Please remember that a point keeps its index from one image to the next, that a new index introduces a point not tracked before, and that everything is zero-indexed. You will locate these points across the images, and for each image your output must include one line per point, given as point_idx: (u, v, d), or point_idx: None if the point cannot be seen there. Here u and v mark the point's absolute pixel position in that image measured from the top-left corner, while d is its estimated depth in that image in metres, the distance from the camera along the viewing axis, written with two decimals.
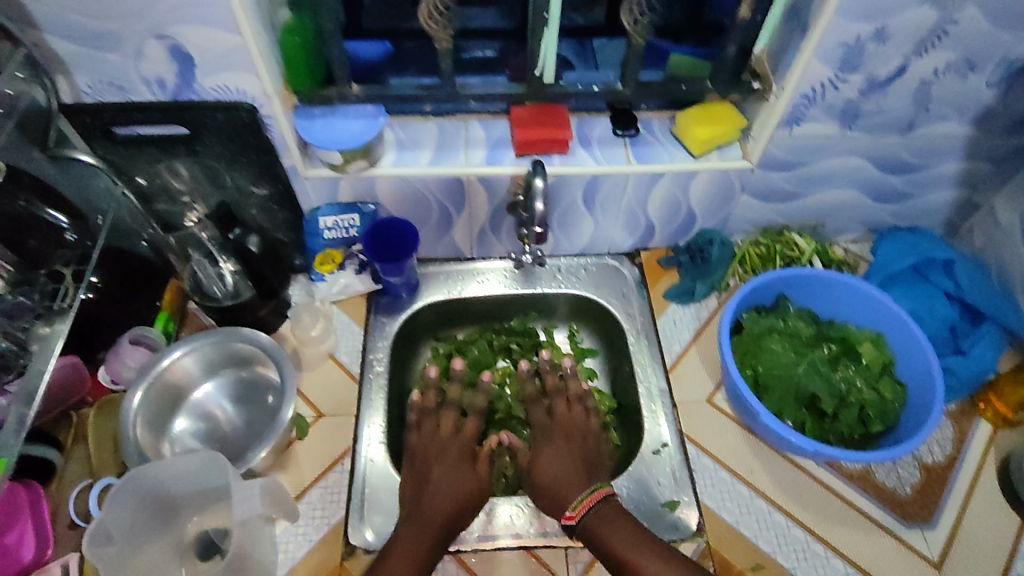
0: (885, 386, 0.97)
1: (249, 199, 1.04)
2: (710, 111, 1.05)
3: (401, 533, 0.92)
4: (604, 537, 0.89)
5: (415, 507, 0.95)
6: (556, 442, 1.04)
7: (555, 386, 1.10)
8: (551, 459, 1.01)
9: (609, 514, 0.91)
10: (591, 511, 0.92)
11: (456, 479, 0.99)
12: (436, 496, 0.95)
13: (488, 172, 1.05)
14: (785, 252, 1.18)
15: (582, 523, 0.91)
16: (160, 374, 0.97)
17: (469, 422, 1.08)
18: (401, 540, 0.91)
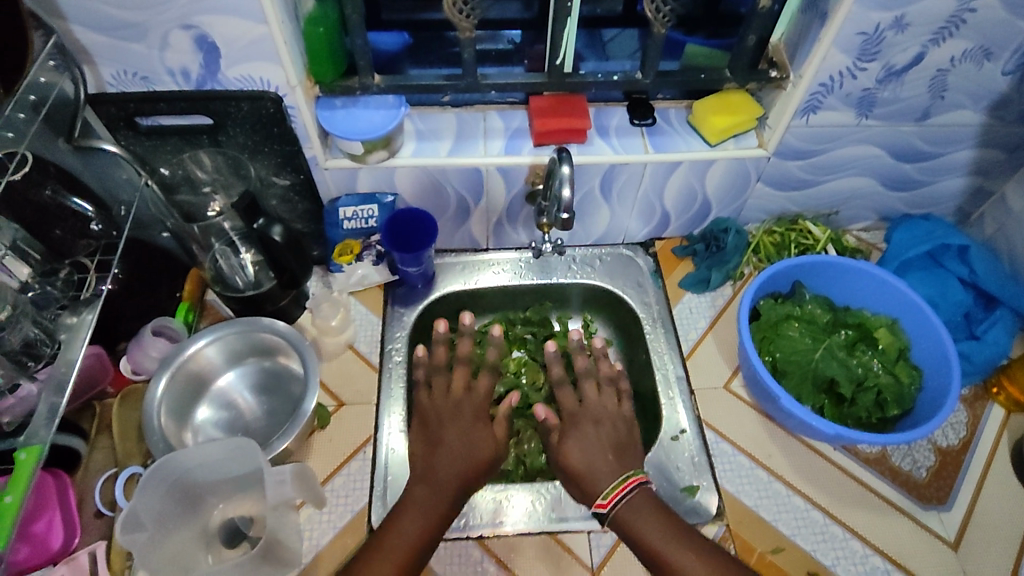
0: (900, 370, 0.99)
1: (270, 189, 1.05)
2: (726, 101, 1.06)
3: (415, 492, 0.91)
4: (638, 530, 0.87)
5: (430, 468, 0.94)
6: (586, 424, 1.01)
7: (586, 367, 1.10)
8: (578, 443, 0.98)
9: (643, 505, 0.89)
10: (625, 500, 0.89)
11: (471, 442, 0.97)
12: (451, 458, 0.95)
13: (508, 161, 1.06)
14: (800, 240, 1.20)
15: (614, 513, 0.89)
16: (183, 363, 0.97)
17: (483, 380, 1.07)
18: (413, 499, 0.90)
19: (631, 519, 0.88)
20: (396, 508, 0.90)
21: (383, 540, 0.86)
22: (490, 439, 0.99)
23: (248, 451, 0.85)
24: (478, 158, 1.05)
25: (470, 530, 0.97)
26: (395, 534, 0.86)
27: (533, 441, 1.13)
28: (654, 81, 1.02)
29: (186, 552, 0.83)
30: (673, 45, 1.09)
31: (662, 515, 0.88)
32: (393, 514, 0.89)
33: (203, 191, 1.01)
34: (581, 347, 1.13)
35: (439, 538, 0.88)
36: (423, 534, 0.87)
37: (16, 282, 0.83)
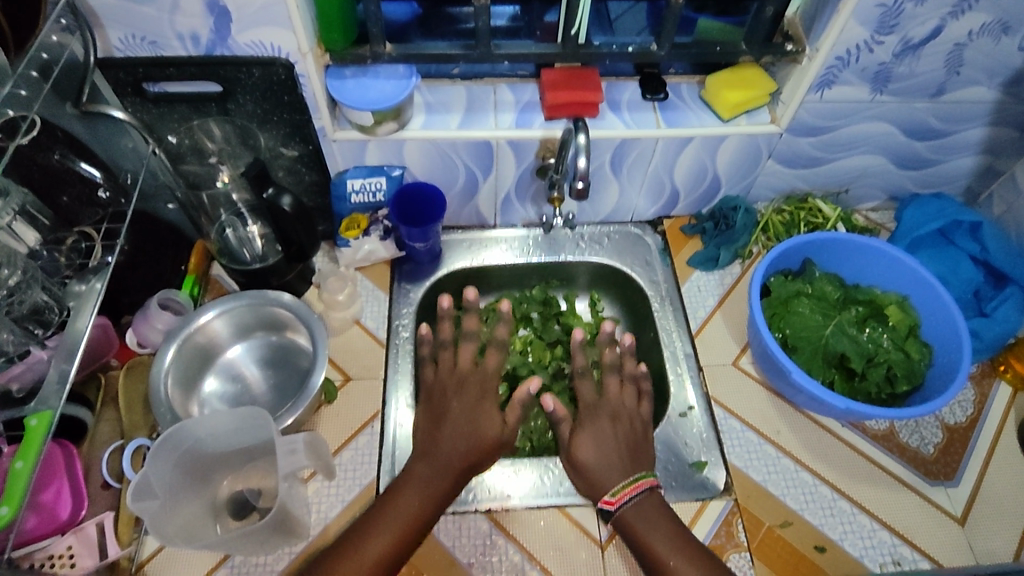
0: (910, 346, 0.99)
1: (277, 160, 1.03)
2: (740, 75, 1.05)
3: (417, 467, 0.92)
4: (642, 532, 0.87)
5: (434, 443, 0.94)
6: (603, 420, 1.00)
7: (613, 363, 1.08)
8: (592, 437, 0.97)
9: (650, 510, 0.89)
10: (631, 502, 0.89)
11: (477, 419, 0.97)
12: (456, 434, 0.95)
13: (518, 134, 1.04)
14: (809, 219, 1.19)
15: (620, 512, 0.89)
16: (191, 334, 0.96)
17: (493, 357, 1.07)
18: (415, 473, 0.91)
19: (636, 522, 0.88)
20: (398, 481, 0.90)
21: (382, 511, 0.87)
22: (498, 418, 0.99)
23: (257, 421, 0.84)
24: (488, 131, 1.04)
25: (478, 503, 0.97)
26: (394, 508, 0.87)
27: (540, 418, 1.12)
28: (669, 53, 1.00)
29: (195, 523, 0.84)
30: (686, 19, 1.08)
31: (667, 522, 0.88)
32: (394, 487, 0.90)
33: (209, 162, 0.99)
34: (607, 342, 1.12)
35: (439, 512, 0.89)
36: (422, 507, 0.88)
37: (24, 248, 0.82)
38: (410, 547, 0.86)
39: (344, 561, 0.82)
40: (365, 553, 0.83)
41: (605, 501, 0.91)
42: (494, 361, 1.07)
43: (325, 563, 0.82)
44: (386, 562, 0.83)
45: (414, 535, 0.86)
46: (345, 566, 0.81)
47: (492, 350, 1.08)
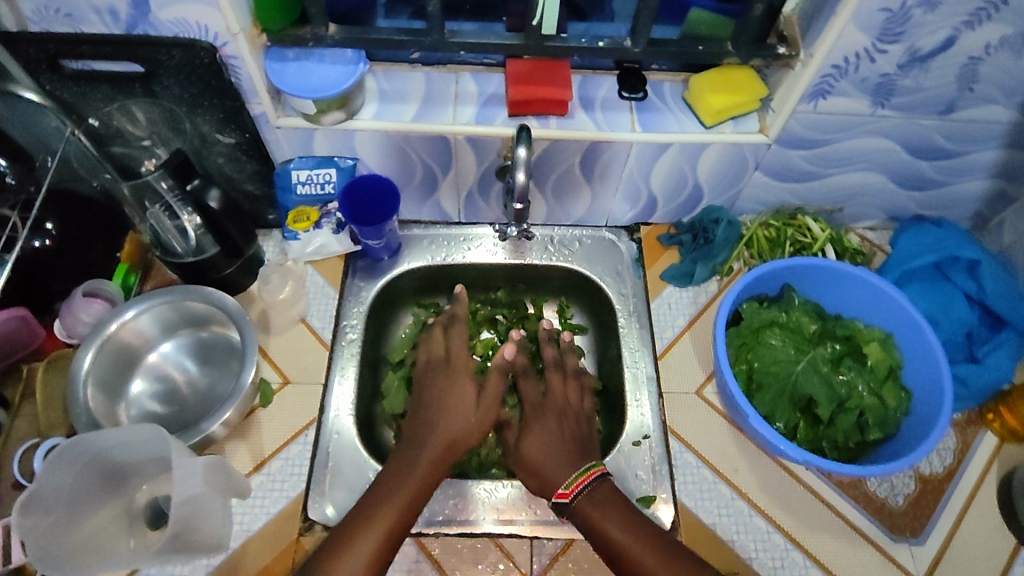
0: (886, 391, 0.91)
1: (213, 147, 0.95)
2: (726, 77, 0.95)
3: (392, 472, 0.86)
4: (600, 523, 0.83)
5: (408, 449, 0.89)
6: (551, 420, 0.96)
7: (554, 358, 1.05)
8: (542, 437, 0.94)
9: (605, 497, 0.85)
10: (585, 491, 0.86)
11: (446, 418, 0.93)
12: (427, 437, 0.90)
13: (478, 131, 0.96)
14: (797, 237, 1.10)
15: (575, 503, 0.86)
16: (117, 330, 0.91)
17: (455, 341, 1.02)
18: (391, 480, 0.85)
19: (593, 513, 0.84)
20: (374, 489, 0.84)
21: (358, 521, 0.80)
22: (467, 409, 0.95)
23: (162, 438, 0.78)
24: (445, 126, 0.95)
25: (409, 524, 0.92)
26: (372, 517, 0.81)
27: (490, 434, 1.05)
28: (646, 51, 0.89)
29: (102, 537, 0.79)
30: (674, 9, 0.96)
31: (624, 510, 0.84)
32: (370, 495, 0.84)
33: (143, 144, 0.92)
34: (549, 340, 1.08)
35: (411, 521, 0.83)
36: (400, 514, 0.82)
37: None
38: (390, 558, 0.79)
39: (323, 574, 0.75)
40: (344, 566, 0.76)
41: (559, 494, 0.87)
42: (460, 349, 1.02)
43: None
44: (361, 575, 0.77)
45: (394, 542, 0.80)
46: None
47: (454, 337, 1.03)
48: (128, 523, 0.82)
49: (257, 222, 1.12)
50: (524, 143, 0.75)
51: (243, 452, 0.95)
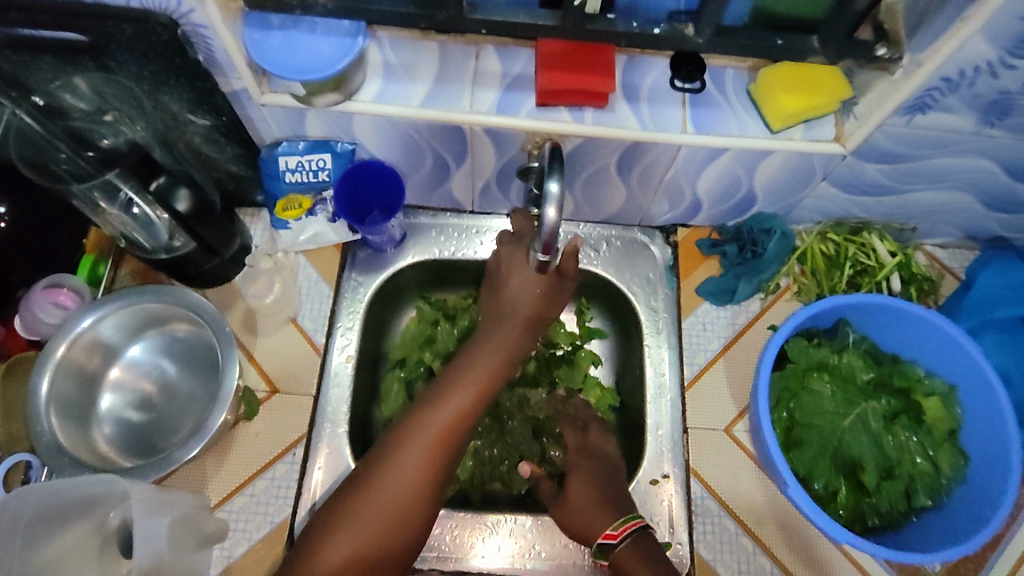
0: (942, 455, 0.80)
1: (186, 128, 0.81)
2: (804, 73, 0.78)
3: (403, 444, 0.75)
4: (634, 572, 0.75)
5: (438, 395, 0.78)
6: (592, 471, 0.86)
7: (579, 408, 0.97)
8: (581, 487, 0.84)
9: (648, 547, 0.78)
10: (632, 538, 0.77)
11: (483, 356, 0.81)
12: (448, 397, 0.78)
13: (500, 123, 0.80)
14: (859, 257, 0.97)
15: (619, 548, 0.77)
16: (75, 342, 0.82)
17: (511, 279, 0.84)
18: (419, 432, 0.76)
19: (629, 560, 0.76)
20: (399, 439, 0.76)
21: (363, 501, 0.73)
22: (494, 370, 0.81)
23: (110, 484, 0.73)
24: (461, 115, 0.80)
25: None
26: (396, 477, 0.74)
27: (496, 447, 0.97)
28: (712, 43, 0.71)
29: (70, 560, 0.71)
30: None
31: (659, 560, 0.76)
32: (395, 445, 0.75)
33: (108, 119, 0.77)
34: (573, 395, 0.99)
35: (416, 507, 0.74)
36: (426, 476, 0.75)
37: None
38: (401, 543, 0.74)
39: (343, 530, 0.72)
40: (355, 537, 0.72)
41: (604, 535, 0.79)
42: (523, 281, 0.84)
43: (322, 525, 0.73)
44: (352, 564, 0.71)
45: (421, 507, 0.74)
46: (345, 538, 0.72)
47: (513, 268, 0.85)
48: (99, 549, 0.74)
49: (244, 202, 0.99)
50: (556, 176, 0.63)
51: (226, 471, 0.88)
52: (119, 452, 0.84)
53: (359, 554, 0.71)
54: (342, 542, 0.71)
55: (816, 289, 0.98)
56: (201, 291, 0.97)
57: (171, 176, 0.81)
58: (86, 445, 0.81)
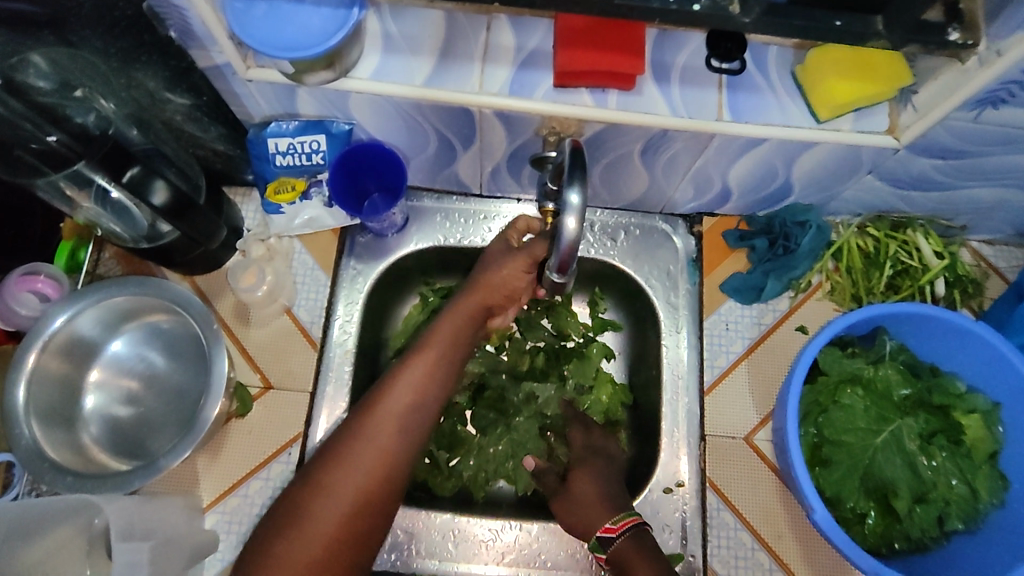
0: (980, 479, 0.75)
1: (166, 107, 0.76)
2: (858, 57, 0.69)
3: (361, 424, 0.69)
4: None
5: (398, 371, 0.72)
6: (596, 468, 0.83)
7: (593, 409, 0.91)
8: (587, 484, 0.81)
9: (646, 549, 0.75)
10: (631, 534, 0.75)
11: (441, 329, 0.75)
12: (409, 370, 0.72)
13: (512, 105, 0.71)
14: (900, 256, 0.90)
15: (618, 543, 0.75)
16: (47, 346, 0.77)
17: (508, 272, 0.77)
18: (381, 410, 0.70)
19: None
20: (362, 418, 0.69)
21: (319, 486, 0.66)
22: (455, 336, 0.76)
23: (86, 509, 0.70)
24: (469, 97, 0.71)
25: (404, 568, 0.83)
26: (361, 460, 0.67)
27: (500, 443, 0.87)
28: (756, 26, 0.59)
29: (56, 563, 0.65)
30: None
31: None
32: (358, 426, 0.69)
33: (79, 95, 0.68)
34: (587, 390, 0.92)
35: (380, 492, 0.67)
36: (393, 456, 0.68)
37: None
38: (364, 534, 0.66)
39: (305, 522, 0.64)
40: (311, 527, 0.64)
41: (604, 529, 0.77)
42: (509, 275, 0.77)
43: (280, 519, 0.65)
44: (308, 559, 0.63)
45: (377, 503, 0.67)
46: (308, 532, 0.64)
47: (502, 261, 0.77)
48: (86, 553, 0.68)
49: (233, 180, 0.92)
50: (577, 186, 0.59)
51: (217, 472, 0.84)
52: (106, 452, 0.80)
53: (318, 556, 0.64)
54: (305, 537, 0.64)
55: (851, 288, 0.91)
56: (190, 277, 0.91)
57: (146, 166, 0.73)
58: (73, 447, 0.77)
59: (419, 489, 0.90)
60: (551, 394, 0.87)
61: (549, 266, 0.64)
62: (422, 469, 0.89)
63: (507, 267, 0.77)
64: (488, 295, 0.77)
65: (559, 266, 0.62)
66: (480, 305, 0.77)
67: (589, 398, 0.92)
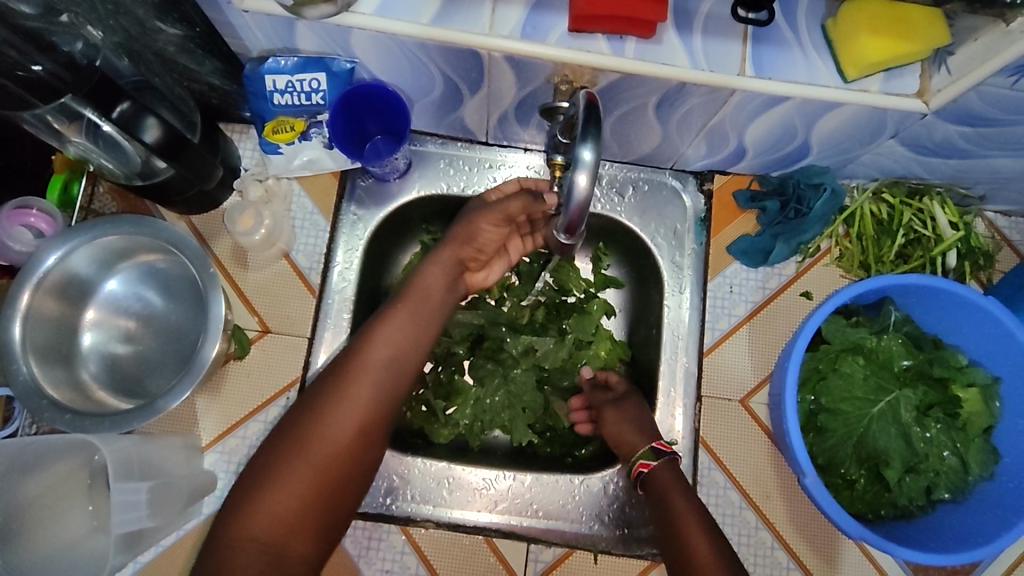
0: (972, 452, 0.77)
1: (157, 37, 0.72)
2: (893, 12, 0.64)
3: (347, 379, 0.69)
4: (689, 539, 0.70)
5: (378, 324, 0.73)
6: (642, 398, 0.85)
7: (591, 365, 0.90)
8: (617, 422, 0.82)
9: (680, 479, 0.76)
10: (670, 463, 0.77)
11: (424, 284, 0.76)
12: (393, 325, 0.73)
13: (524, 50, 0.67)
14: (913, 225, 0.88)
15: (660, 466, 0.77)
16: (41, 285, 0.75)
17: (484, 230, 0.77)
18: (364, 364, 0.71)
19: (685, 516, 0.71)
20: (343, 371, 0.70)
21: (306, 437, 0.67)
22: (439, 291, 0.76)
23: (86, 445, 0.72)
24: (478, 38, 0.67)
25: (398, 512, 0.85)
26: (344, 411, 0.68)
27: (497, 395, 0.89)
28: None
29: (62, 494, 0.72)
30: None
31: (716, 536, 0.70)
32: (340, 379, 0.70)
33: (65, 20, 0.64)
34: (587, 344, 0.91)
35: (363, 443, 0.69)
36: (376, 408, 0.70)
37: None
38: (349, 483, 0.68)
39: (290, 470, 0.65)
40: (296, 477, 0.65)
41: (659, 442, 0.79)
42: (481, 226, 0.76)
43: (263, 469, 0.66)
44: (296, 507, 0.65)
45: (361, 455, 0.69)
46: (293, 480, 0.65)
47: (477, 218, 0.76)
48: (89, 484, 0.72)
49: (230, 117, 0.89)
50: (590, 142, 0.56)
51: (215, 413, 0.84)
52: (104, 388, 0.80)
53: (305, 505, 0.65)
54: (290, 486, 0.65)
55: (860, 256, 0.89)
56: (187, 217, 0.89)
57: (138, 103, 0.70)
58: (72, 384, 0.77)
59: (415, 435, 0.91)
60: (551, 348, 0.89)
61: (558, 227, 0.62)
62: (420, 416, 0.90)
63: (482, 224, 0.76)
64: (463, 247, 0.78)
65: (565, 220, 0.60)
66: (457, 258, 0.78)
67: (587, 353, 0.91)
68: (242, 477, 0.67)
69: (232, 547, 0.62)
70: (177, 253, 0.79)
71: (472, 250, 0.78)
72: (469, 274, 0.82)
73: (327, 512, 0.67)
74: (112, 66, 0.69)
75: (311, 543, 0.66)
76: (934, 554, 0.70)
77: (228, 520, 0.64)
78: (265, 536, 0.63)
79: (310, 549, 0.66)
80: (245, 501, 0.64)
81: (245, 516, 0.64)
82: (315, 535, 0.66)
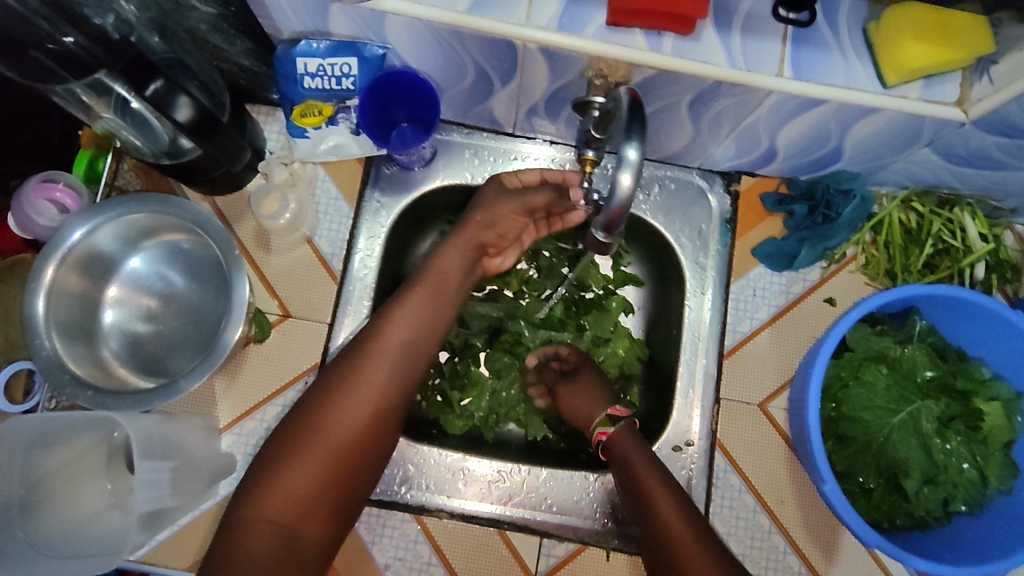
0: (992, 466, 0.76)
1: (189, 15, 0.71)
2: (937, 19, 0.64)
3: (360, 363, 0.69)
4: (655, 498, 0.67)
5: (392, 310, 0.72)
6: (597, 371, 0.86)
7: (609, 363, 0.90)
8: None
9: (636, 441, 0.75)
10: (623, 427, 0.77)
11: (438, 268, 0.75)
12: (408, 311, 0.72)
13: (560, 43, 0.66)
14: (943, 235, 0.87)
15: (614, 434, 0.76)
16: (65, 260, 0.75)
17: (507, 212, 0.76)
18: (376, 347, 0.70)
19: (644, 474, 0.70)
20: (357, 355, 0.69)
21: (319, 422, 0.67)
22: (455, 278, 0.76)
23: (100, 420, 0.73)
24: (515, 29, 0.66)
25: (412, 501, 0.85)
26: (357, 395, 0.68)
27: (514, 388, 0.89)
28: None
29: (77, 472, 0.71)
30: None
31: (681, 492, 0.68)
32: (352, 362, 0.69)
33: None
34: (604, 342, 0.91)
35: (375, 427, 0.68)
36: (388, 392, 0.69)
37: None
38: (362, 467, 0.68)
39: (304, 453, 0.65)
40: (309, 460, 0.65)
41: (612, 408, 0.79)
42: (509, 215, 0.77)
43: (276, 451, 0.66)
44: (309, 489, 0.65)
45: (374, 439, 0.68)
46: (306, 462, 0.65)
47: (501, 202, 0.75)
48: (107, 460, 0.73)
49: (257, 98, 0.89)
50: (635, 140, 0.55)
51: (232, 396, 0.84)
52: (126, 367, 0.80)
53: (318, 488, 0.65)
54: (303, 469, 0.65)
55: (886, 263, 0.88)
56: (211, 198, 0.88)
57: (171, 81, 0.69)
58: (94, 362, 0.78)
59: (430, 426, 0.91)
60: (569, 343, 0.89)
61: (596, 223, 0.62)
62: (435, 407, 0.90)
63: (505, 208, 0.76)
64: (484, 231, 0.77)
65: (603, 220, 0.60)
66: (477, 241, 0.77)
67: (604, 350, 0.91)
68: (257, 459, 0.66)
69: (245, 529, 0.62)
70: (200, 233, 0.79)
71: (493, 235, 0.78)
72: (487, 257, 0.82)
73: (341, 495, 0.67)
74: (145, 43, 0.68)
75: (325, 526, 0.66)
76: (949, 567, 0.70)
77: (240, 502, 0.64)
78: (279, 519, 0.63)
79: (323, 532, 0.65)
80: (258, 483, 0.64)
81: (257, 499, 0.63)
82: (328, 518, 0.66)
